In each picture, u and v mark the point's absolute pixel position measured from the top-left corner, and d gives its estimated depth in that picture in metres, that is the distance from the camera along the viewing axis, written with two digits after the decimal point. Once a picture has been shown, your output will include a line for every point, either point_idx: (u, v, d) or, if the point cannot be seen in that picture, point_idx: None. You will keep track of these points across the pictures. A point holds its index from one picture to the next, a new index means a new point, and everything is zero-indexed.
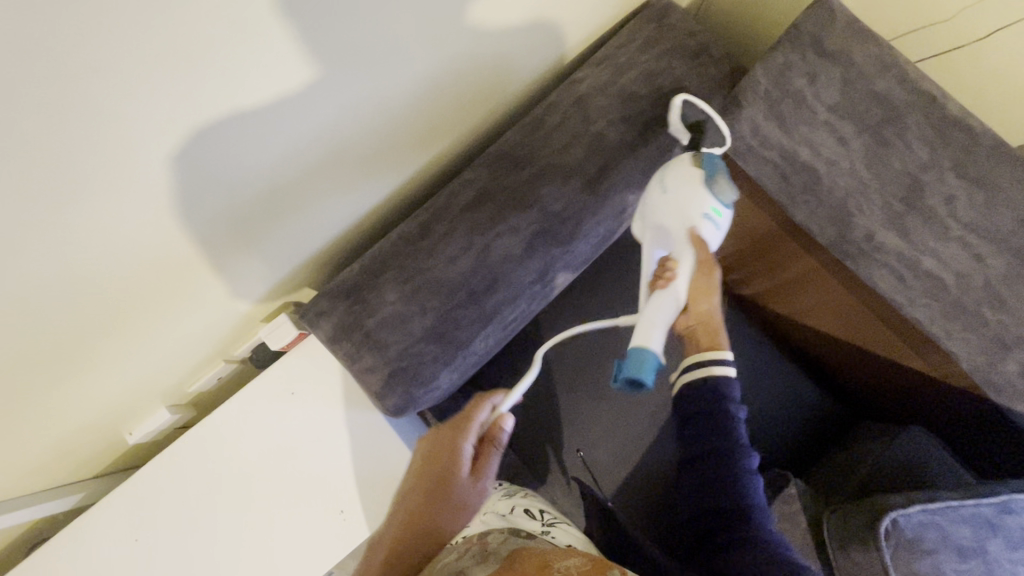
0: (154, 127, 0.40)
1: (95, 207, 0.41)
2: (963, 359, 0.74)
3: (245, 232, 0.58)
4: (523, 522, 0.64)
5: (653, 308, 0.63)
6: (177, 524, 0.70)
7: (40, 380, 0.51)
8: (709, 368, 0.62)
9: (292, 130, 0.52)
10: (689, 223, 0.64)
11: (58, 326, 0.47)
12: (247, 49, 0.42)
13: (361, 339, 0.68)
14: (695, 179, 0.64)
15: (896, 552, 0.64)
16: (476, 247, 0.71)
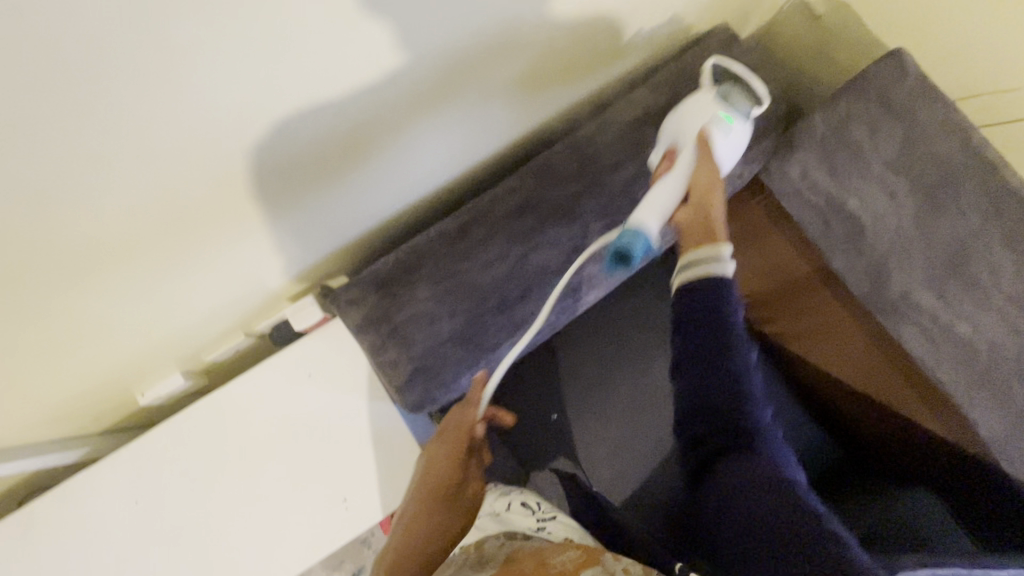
0: (229, 104, 0.43)
1: (158, 165, 0.44)
2: (982, 428, 0.75)
3: (287, 209, 0.61)
4: (516, 520, 0.61)
5: (658, 186, 0.59)
6: (191, 479, 0.78)
7: (69, 321, 0.55)
8: (703, 260, 0.53)
9: (349, 121, 0.55)
10: (697, 122, 0.65)
11: (93, 277, 0.51)
12: (331, 46, 0.45)
13: (388, 332, 0.72)
14: (708, 96, 0.66)
15: None
16: (514, 256, 0.74)
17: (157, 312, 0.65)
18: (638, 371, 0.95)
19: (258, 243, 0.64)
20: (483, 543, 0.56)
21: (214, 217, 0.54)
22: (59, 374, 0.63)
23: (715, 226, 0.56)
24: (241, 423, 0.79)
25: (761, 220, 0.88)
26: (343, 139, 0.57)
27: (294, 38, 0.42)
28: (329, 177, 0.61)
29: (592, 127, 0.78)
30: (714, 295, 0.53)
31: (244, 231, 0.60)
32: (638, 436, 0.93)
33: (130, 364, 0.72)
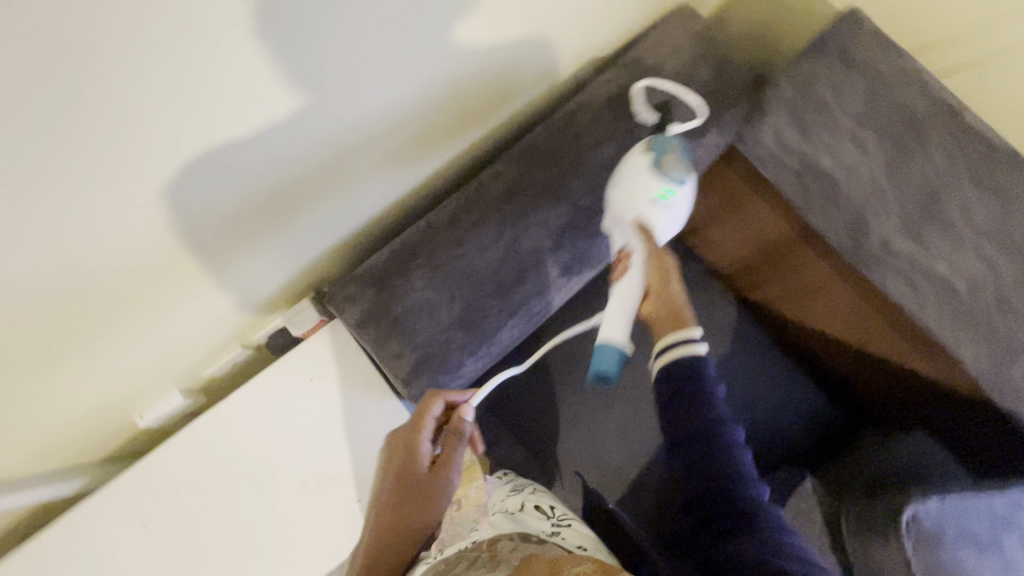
0: (176, 127, 0.42)
1: (113, 198, 0.43)
2: (972, 366, 0.78)
3: (257, 225, 0.60)
4: (533, 524, 0.65)
5: (614, 304, 0.63)
6: (199, 501, 0.76)
7: (68, 345, 0.54)
8: (675, 352, 0.56)
9: (318, 126, 0.54)
10: (636, 210, 0.68)
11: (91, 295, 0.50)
12: (283, 49, 0.44)
13: (389, 324, 0.72)
14: (642, 168, 0.68)
15: (918, 546, 0.62)
16: (506, 239, 0.74)
17: (141, 340, 0.63)
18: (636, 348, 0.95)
19: (236, 260, 0.63)
20: (497, 543, 0.58)
21: (185, 240, 0.53)
22: (50, 408, 0.61)
23: (678, 313, 0.60)
24: (243, 438, 0.78)
25: (743, 188, 0.92)
26: (308, 147, 0.56)
27: (242, 48, 0.40)
28: (292, 190, 0.60)
29: (570, 109, 0.79)
30: (691, 370, 0.55)
31: (223, 249, 0.60)
32: (641, 414, 0.95)
33: (128, 388, 0.70)
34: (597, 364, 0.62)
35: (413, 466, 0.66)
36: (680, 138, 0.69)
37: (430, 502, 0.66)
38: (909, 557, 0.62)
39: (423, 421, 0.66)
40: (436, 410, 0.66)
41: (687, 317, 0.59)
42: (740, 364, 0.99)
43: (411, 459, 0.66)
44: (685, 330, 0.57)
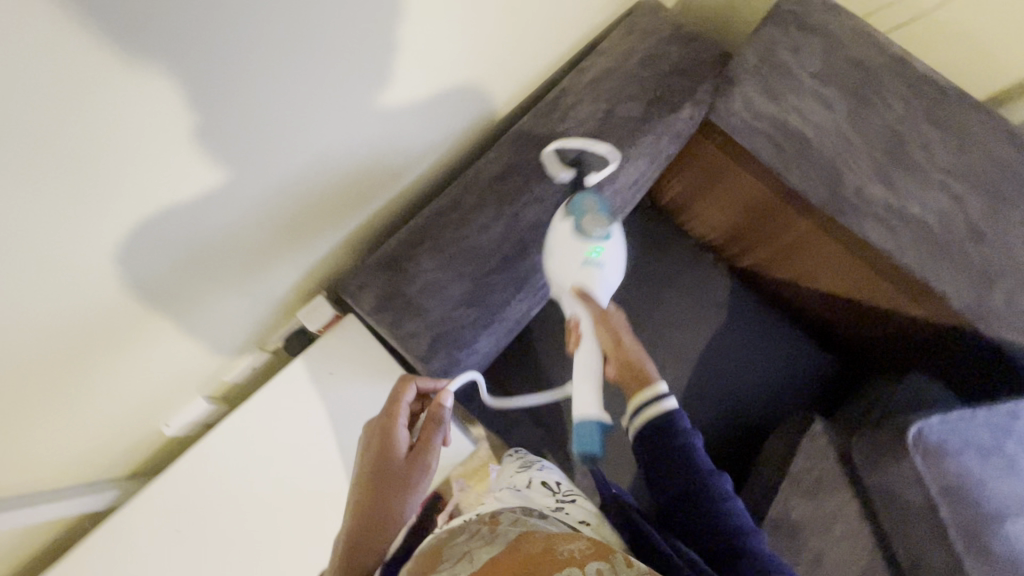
0: (98, 198, 0.44)
1: (132, 185, 0.46)
2: (955, 299, 0.84)
3: (208, 276, 0.62)
4: (536, 498, 0.66)
5: (580, 377, 0.69)
6: (236, 497, 0.79)
7: (113, 340, 0.58)
8: (646, 411, 0.64)
9: (281, 156, 0.58)
10: (572, 278, 0.71)
11: (132, 286, 0.54)
12: (204, 111, 0.46)
13: (403, 306, 0.75)
14: (565, 237, 0.71)
15: (928, 459, 0.65)
16: (507, 216, 0.79)
17: (122, 382, 0.65)
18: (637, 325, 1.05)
19: (197, 309, 0.65)
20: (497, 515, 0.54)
21: (150, 278, 0.55)
22: (81, 410, 0.63)
23: (643, 370, 0.67)
24: (271, 432, 0.81)
25: (721, 158, 0.98)
26: (271, 179, 0.59)
27: (175, 88, 0.42)
28: (251, 231, 0.63)
29: (555, 96, 0.85)
30: (669, 429, 0.64)
31: (178, 304, 0.62)
32: None
33: (152, 392, 0.72)
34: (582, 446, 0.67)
35: (389, 451, 0.63)
36: (593, 194, 0.73)
37: (409, 491, 0.61)
38: (921, 473, 0.65)
39: (399, 404, 0.66)
40: (409, 393, 0.68)
41: (650, 373, 0.67)
42: (739, 326, 1.06)
43: (387, 443, 0.64)
44: (652, 389, 0.65)
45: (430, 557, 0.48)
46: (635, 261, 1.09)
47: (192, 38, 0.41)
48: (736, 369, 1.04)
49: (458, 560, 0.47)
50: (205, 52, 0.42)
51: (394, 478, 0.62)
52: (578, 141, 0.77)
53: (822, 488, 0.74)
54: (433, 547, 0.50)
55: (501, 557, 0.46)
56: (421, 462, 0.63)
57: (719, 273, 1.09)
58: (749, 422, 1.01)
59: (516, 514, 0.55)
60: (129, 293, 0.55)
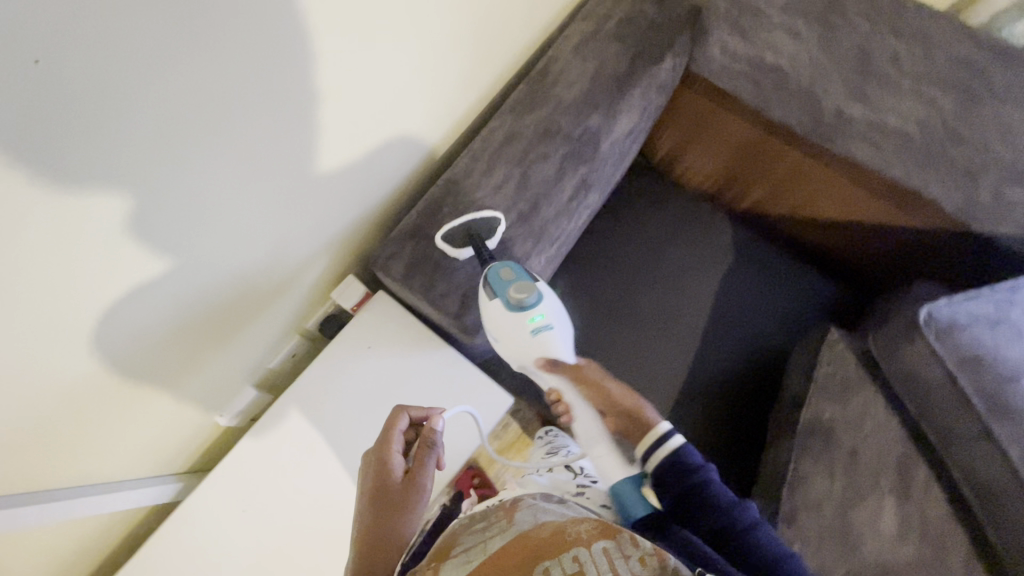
0: (59, 302, 0.49)
1: (176, 160, 0.51)
2: (946, 202, 0.89)
3: (185, 339, 0.67)
4: (559, 485, 0.73)
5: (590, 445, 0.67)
6: (294, 470, 0.84)
7: (175, 322, 0.64)
8: (653, 457, 0.62)
9: (270, 165, 0.62)
10: (534, 352, 0.72)
11: (182, 266, 0.59)
12: (139, 198, 0.49)
13: (433, 269, 0.80)
14: (502, 315, 0.72)
15: (940, 337, 0.70)
16: (517, 175, 0.85)
17: (124, 441, 0.70)
18: (649, 274, 1.11)
19: (181, 373, 0.71)
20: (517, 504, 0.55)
21: (199, 255, 0.61)
22: (149, 397, 0.68)
23: (638, 415, 0.65)
24: (319, 408, 0.86)
25: (706, 105, 1.04)
26: (246, 209, 0.63)
27: (199, 61, 0.47)
28: (217, 287, 0.67)
29: (544, 63, 0.92)
30: (682, 471, 0.60)
31: (162, 374, 0.67)
32: (669, 328, 1.07)
33: (208, 380, 0.77)
34: (625, 512, 0.63)
35: (385, 481, 0.62)
36: (506, 266, 0.74)
37: (404, 518, 0.61)
38: (937, 350, 0.69)
39: (391, 432, 0.65)
40: (401, 422, 0.66)
41: (647, 415, 0.65)
42: (747, 264, 1.11)
43: (382, 472, 0.63)
44: (653, 432, 0.63)
45: (445, 547, 0.51)
46: (638, 217, 1.15)
47: (119, 133, 0.44)
48: (749, 303, 1.09)
49: (473, 548, 0.48)
50: (191, 75, 0.47)
51: (391, 506, 0.61)
52: (459, 221, 0.78)
53: (848, 388, 0.78)
54: (451, 538, 0.53)
55: (509, 543, 0.47)
56: (415, 488, 0.62)
57: (721, 217, 1.15)
58: (767, 352, 1.06)
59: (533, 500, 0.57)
60: (182, 273, 0.60)
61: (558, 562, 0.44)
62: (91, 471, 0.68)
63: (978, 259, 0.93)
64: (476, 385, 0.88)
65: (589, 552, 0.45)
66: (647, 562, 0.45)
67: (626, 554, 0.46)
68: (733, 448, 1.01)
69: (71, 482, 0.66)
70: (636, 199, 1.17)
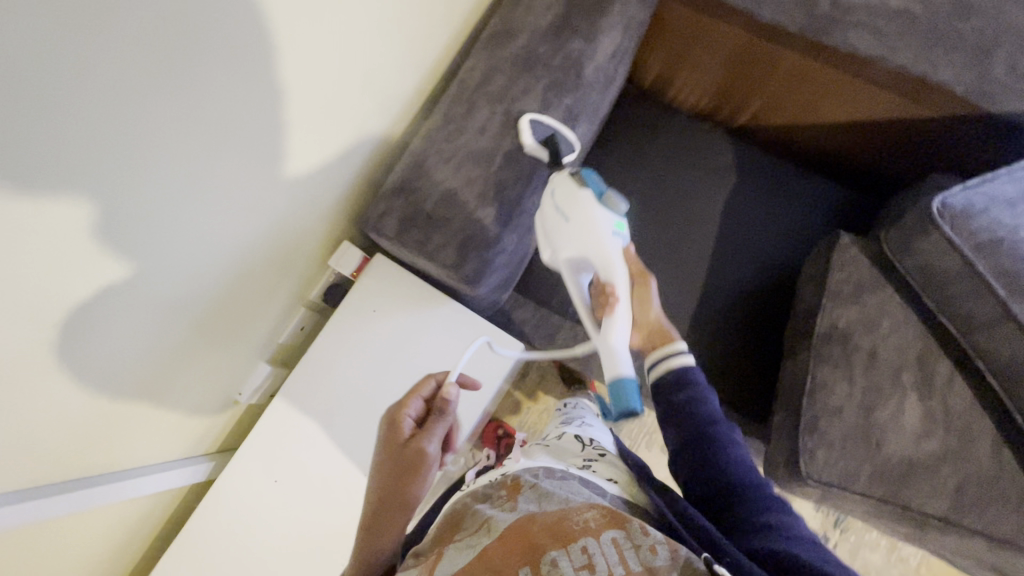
0: (21, 318, 0.48)
1: (125, 134, 0.48)
2: (956, 84, 0.85)
3: (167, 345, 0.67)
4: (566, 455, 0.64)
5: (611, 338, 0.70)
6: (314, 442, 0.85)
7: (166, 306, 0.63)
8: (667, 363, 0.69)
9: (237, 133, 0.60)
10: (604, 242, 0.70)
11: (156, 247, 0.58)
12: (102, 200, 0.49)
13: (425, 222, 0.78)
14: (591, 204, 0.71)
15: (956, 225, 0.66)
16: (500, 115, 0.81)
17: (137, 448, 0.72)
18: (649, 205, 1.08)
19: (173, 381, 0.71)
20: (519, 482, 0.53)
21: (172, 234, 0.59)
22: (156, 383, 0.69)
23: (666, 332, 0.72)
24: (333, 375, 0.86)
25: (693, 17, 0.97)
26: (223, 195, 0.63)
27: (133, 18, 0.44)
28: (194, 289, 0.66)
29: None
30: (678, 380, 0.67)
31: (153, 385, 0.68)
32: (676, 256, 1.05)
33: (212, 364, 0.78)
34: (620, 402, 0.67)
35: (394, 440, 0.66)
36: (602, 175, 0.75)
37: (416, 479, 0.62)
38: (952, 238, 0.66)
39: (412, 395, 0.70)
40: (423, 387, 0.71)
41: (671, 333, 0.72)
42: (752, 181, 1.08)
43: (394, 431, 0.67)
44: (676, 346, 0.70)
45: (452, 527, 0.51)
46: (635, 148, 1.12)
47: (68, 128, 0.44)
48: (756, 220, 1.06)
49: (476, 534, 0.47)
50: (129, 35, 0.45)
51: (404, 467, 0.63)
52: (552, 121, 0.82)
53: (862, 292, 0.76)
54: (455, 521, 0.51)
55: (507, 533, 0.45)
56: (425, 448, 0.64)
57: (720, 136, 1.11)
58: (779, 269, 1.03)
59: (536, 477, 0.54)
60: (158, 256, 0.59)
61: (564, 552, 0.42)
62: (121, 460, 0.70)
63: (994, 143, 0.88)
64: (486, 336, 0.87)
65: (598, 542, 0.43)
66: (658, 551, 0.43)
67: (636, 544, 0.43)
68: (752, 370, 1.00)
69: (102, 470, 0.68)
70: (629, 130, 1.14)
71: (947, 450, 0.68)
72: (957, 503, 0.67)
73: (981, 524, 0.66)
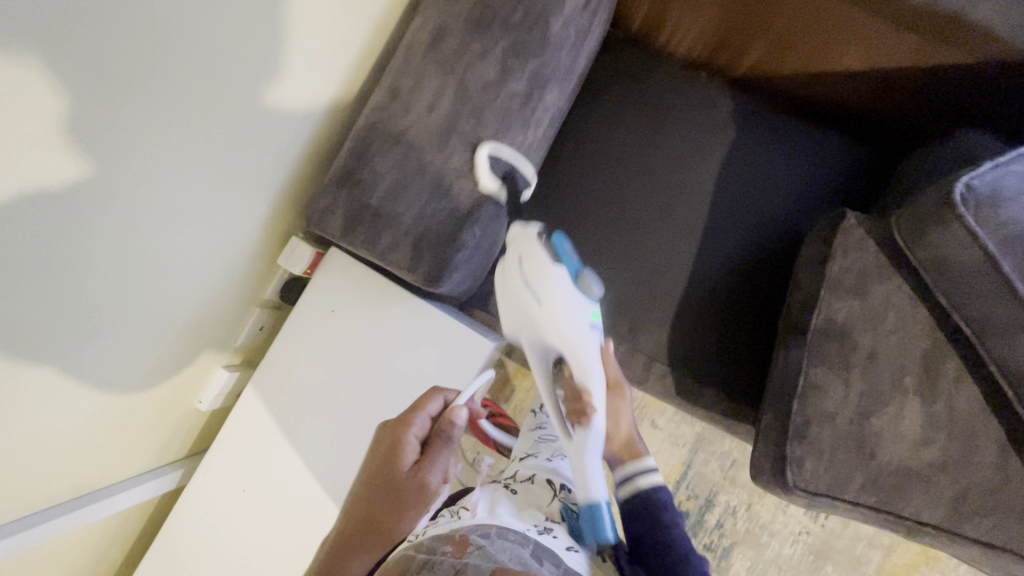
0: None
1: (91, 51, 0.50)
2: (996, 21, 0.70)
3: (84, 284, 0.61)
4: (528, 515, 0.65)
5: (580, 452, 0.71)
6: (278, 451, 0.82)
7: (119, 253, 0.63)
8: (634, 483, 0.74)
9: (202, 81, 0.62)
10: (578, 335, 0.72)
11: (111, 181, 0.58)
12: (68, 96, 0.50)
13: (372, 220, 0.70)
14: (564, 287, 0.71)
15: (979, 212, 0.58)
16: (451, 87, 0.70)
17: (78, 459, 0.72)
18: (634, 173, 0.97)
19: (97, 333, 0.66)
20: (469, 539, 0.53)
21: (128, 171, 0.59)
22: (112, 346, 0.69)
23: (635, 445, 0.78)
24: (294, 381, 0.82)
25: None
26: (195, 146, 0.65)
27: None
28: (123, 228, 0.62)
29: None
30: (649, 505, 0.72)
31: (71, 331, 0.62)
32: (664, 230, 0.96)
33: (156, 361, 0.77)
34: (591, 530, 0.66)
35: (394, 462, 0.65)
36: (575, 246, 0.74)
37: (408, 511, 0.62)
38: (974, 231, 0.58)
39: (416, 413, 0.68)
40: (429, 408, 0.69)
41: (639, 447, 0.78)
42: (752, 142, 0.95)
43: (395, 454, 0.65)
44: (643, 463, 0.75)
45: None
46: (620, 107, 1.00)
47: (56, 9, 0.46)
48: (754, 185, 0.94)
49: None
50: None
51: (398, 492, 0.63)
52: (512, 153, 0.71)
53: (866, 282, 0.68)
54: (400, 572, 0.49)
55: None
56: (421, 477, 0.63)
57: (716, 87, 0.97)
58: (780, 239, 0.92)
59: (488, 537, 0.54)
60: (112, 193, 0.59)
61: None
62: (40, 490, 0.68)
63: None
64: (451, 338, 0.81)
65: None
66: None
67: None
68: (750, 353, 0.90)
69: (42, 488, 0.68)
70: (613, 86, 1.01)
71: (947, 458, 0.63)
72: (955, 511, 0.62)
73: (978, 535, 0.61)
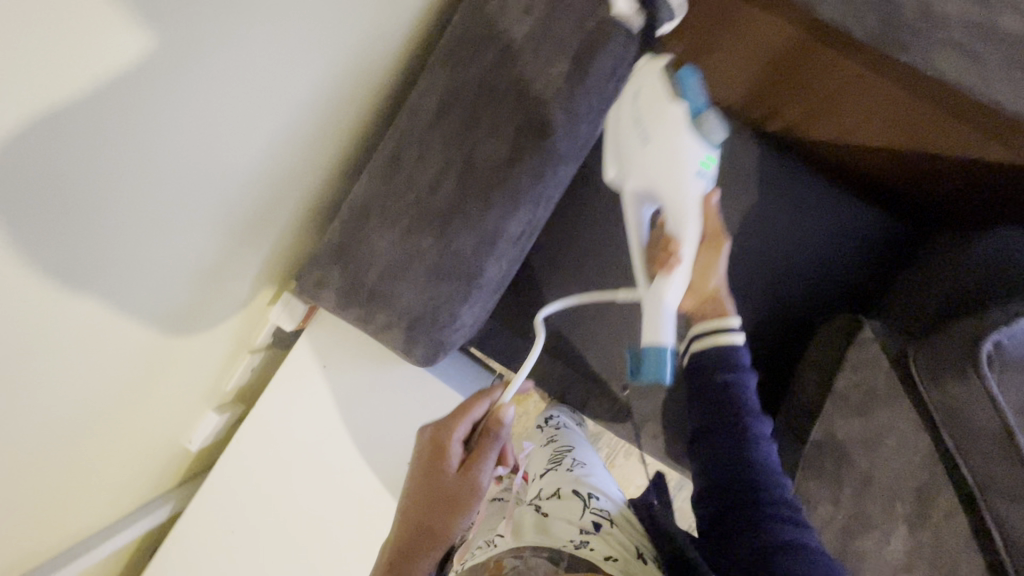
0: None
1: None
2: None
3: (98, 242, 0.44)
4: (556, 525, 0.54)
5: (654, 301, 0.62)
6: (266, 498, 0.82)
7: (144, 220, 0.47)
8: (711, 338, 0.63)
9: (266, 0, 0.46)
10: (681, 179, 0.59)
11: (146, 116, 0.41)
12: None
13: (367, 298, 0.67)
14: (678, 121, 0.57)
15: (1004, 376, 0.55)
16: (457, 165, 0.65)
17: (87, 516, 0.70)
18: None
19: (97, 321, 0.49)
20: (503, 560, 0.49)
21: (173, 97, 0.43)
22: (109, 356, 0.53)
23: (720, 305, 0.65)
24: (281, 432, 0.81)
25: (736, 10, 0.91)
26: (246, 93, 0.50)
27: None
28: (175, 162, 0.47)
29: None
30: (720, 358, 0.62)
31: (100, 290, 0.47)
32: None
33: (166, 416, 0.74)
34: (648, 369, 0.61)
35: (435, 469, 0.61)
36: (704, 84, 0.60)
37: (457, 515, 0.59)
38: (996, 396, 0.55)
39: (461, 409, 0.63)
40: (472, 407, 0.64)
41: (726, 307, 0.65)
42: (778, 212, 0.84)
43: (437, 461, 0.62)
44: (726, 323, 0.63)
45: None
46: None
47: None
48: (776, 257, 0.84)
49: None
50: None
51: (443, 500, 0.59)
52: None
53: (870, 404, 0.67)
54: None
55: None
56: (469, 481, 0.60)
57: None
58: (787, 317, 0.84)
59: (522, 557, 0.49)
60: (139, 135, 0.41)
61: None
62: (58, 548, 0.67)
63: None
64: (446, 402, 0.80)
65: None
66: None
67: None
68: None
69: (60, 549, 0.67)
70: None
71: None
72: None
73: None
